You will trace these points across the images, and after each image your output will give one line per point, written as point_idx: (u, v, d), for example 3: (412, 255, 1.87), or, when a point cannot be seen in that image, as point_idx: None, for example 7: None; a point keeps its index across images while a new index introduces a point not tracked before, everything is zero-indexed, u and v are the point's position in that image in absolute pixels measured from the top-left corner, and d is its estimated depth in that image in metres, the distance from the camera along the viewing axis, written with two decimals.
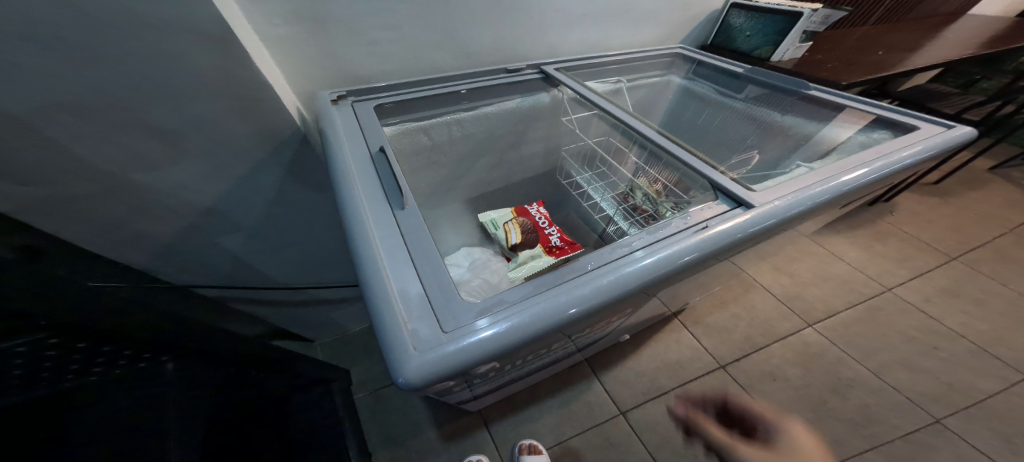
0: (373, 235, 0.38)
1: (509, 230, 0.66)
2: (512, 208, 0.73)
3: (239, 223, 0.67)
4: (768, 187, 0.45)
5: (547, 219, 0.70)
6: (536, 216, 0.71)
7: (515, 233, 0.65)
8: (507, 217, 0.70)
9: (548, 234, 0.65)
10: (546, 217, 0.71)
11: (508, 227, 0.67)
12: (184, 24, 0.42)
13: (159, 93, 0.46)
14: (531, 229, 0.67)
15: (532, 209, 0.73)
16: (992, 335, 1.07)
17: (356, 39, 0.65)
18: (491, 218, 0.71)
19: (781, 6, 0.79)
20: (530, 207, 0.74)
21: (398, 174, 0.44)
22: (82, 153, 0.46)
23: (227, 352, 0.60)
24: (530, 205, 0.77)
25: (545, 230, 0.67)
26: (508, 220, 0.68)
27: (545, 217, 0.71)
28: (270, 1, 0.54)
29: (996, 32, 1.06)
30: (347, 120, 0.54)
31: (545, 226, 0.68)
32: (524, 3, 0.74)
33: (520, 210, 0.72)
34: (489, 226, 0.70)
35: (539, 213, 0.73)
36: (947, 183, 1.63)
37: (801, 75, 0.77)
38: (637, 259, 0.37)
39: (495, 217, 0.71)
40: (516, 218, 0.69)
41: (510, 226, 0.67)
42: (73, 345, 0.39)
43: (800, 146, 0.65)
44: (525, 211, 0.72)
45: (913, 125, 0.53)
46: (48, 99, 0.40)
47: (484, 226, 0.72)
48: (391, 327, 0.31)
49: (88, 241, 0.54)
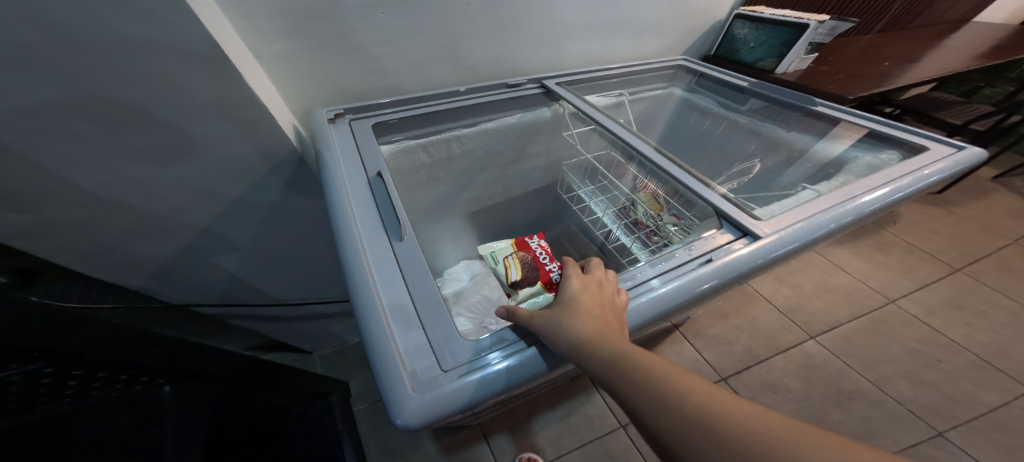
0: (369, 269, 0.36)
1: (509, 265, 0.59)
2: (512, 241, 0.67)
3: (236, 243, 0.66)
4: (773, 215, 0.43)
5: (549, 255, 0.62)
6: (536, 250, 0.64)
7: (515, 268, 0.59)
8: (507, 251, 0.64)
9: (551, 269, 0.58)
10: (547, 252, 0.64)
11: (508, 261, 0.61)
12: (172, 45, 0.40)
13: (152, 115, 0.45)
14: (533, 264, 0.60)
15: (533, 243, 0.66)
16: (997, 348, 1.06)
17: (353, 55, 0.64)
18: (490, 252, 0.66)
19: (786, 17, 0.77)
20: (530, 240, 0.67)
21: (397, 204, 0.44)
22: (72, 179, 0.45)
23: (226, 370, 0.59)
24: (530, 236, 0.70)
25: (546, 264, 0.60)
26: (508, 254, 0.62)
27: (546, 252, 0.64)
28: (264, 19, 0.53)
29: (1002, 41, 1.05)
30: (344, 139, 0.53)
31: (546, 261, 0.61)
32: (524, 17, 0.74)
33: (520, 244, 0.66)
34: (488, 260, 0.65)
35: (540, 248, 0.65)
36: (950, 192, 1.62)
37: (805, 89, 0.76)
38: (652, 289, 0.37)
39: (495, 250, 0.65)
40: (516, 252, 0.62)
41: (510, 261, 0.61)
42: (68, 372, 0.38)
43: (795, 161, 0.66)
44: (525, 245, 0.65)
45: (920, 144, 0.51)
46: (37, 127, 0.39)
47: (484, 260, 0.66)
48: (389, 368, 0.30)
49: (84, 265, 0.53)
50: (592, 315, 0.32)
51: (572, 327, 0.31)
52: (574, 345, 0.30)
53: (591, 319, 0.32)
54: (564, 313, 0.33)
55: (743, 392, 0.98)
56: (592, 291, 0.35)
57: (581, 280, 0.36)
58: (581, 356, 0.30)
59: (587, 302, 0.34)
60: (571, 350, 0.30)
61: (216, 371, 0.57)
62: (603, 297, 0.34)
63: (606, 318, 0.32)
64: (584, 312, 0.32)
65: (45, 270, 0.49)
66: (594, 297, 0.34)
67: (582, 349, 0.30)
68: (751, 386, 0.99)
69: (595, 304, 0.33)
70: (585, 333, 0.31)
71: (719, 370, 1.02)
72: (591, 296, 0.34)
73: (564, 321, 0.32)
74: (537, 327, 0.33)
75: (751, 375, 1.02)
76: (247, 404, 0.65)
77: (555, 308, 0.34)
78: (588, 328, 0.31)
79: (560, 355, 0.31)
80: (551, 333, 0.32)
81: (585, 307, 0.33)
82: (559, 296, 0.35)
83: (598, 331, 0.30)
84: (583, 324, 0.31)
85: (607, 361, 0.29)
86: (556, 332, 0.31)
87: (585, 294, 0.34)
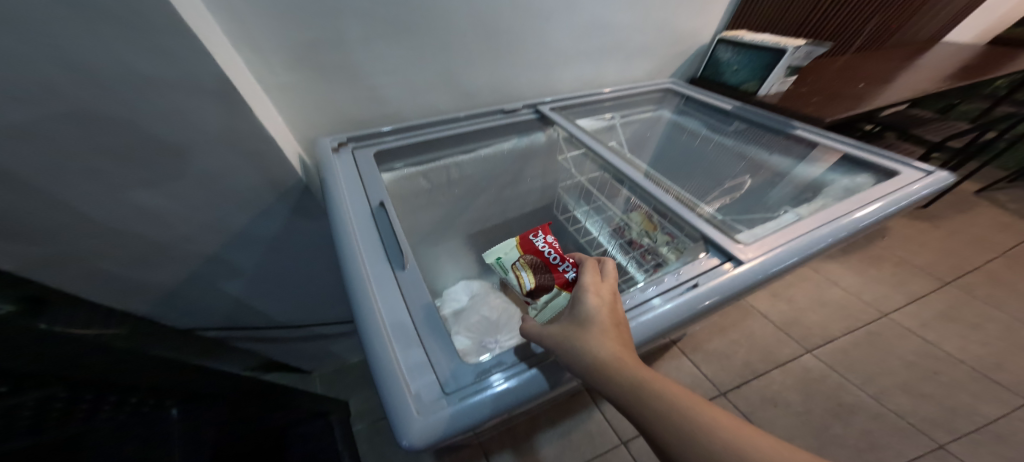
0: (373, 296, 0.38)
1: (519, 276, 0.52)
2: (517, 243, 0.56)
3: (241, 269, 0.69)
4: (754, 239, 0.46)
5: (560, 252, 0.51)
6: (545, 249, 0.52)
7: (528, 278, 0.51)
8: (512, 258, 0.55)
9: (564, 270, 0.48)
10: (559, 248, 0.52)
11: (518, 272, 0.53)
12: (186, 82, 0.43)
13: (167, 149, 0.48)
14: (544, 267, 0.51)
15: (540, 242, 0.53)
16: (993, 360, 1.07)
17: (355, 85, 0.67)
18: (496, 259, 0.57)
19: (766, 42, 0.82)
20: (537, 239, 0.54)
21: (399, 233, 0.45)
22: (85, 211, 0.47)
23: (230, 392, 0.61)
24: (538, 229, 0.56)
25: (560, 265, 0.49)
26: (514, 260, 0.54)
27: (557, 249, 0.52)
28: (271, 54, 0.57)
29: (972, 60, 1.10)
30: (347, 168, 0.56)
31: (557, 260, 0.50)
32: (518, 46, 0.78)
33: (526, 245, 0.55)
34: (500, 269, 0.57)
35: (549, 246, 0.53)
36: (935, 206, 1.66)
37: (785, 113, 0.79)
38: (653, 307, 0.38)
39: (501, 257, 0.57)
40: (522, 256, 0.53)
41: (520, 270, 0.53)
42: (81, 395, 0.40)
43: (777, 182, 0.69)
44: (531, 246, 0.54)
45: (894, 169, 0.53)
46: (58, 163, 0.42)
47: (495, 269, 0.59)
48: (394, 392, 0.31)
49: (93, 293, 0.55)
50: (610, 333, 0.32)
51: (589, 347, 0.31)
52: (593, 367, 0.30)
53: (610, 337, 0.31)
54: (581, 332, 0.32)
55: (744, 407, 0.98)
56: (608, 306, 0.35)
57: (598, 293, 0.35)
58: (600, 378, 0.29)
59: (604, 318, 0.33)
60: (587, 371, 0.30)
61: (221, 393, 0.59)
62: (618, 315, 0.34)
63: (622, 337, 0.32)
64: (601, 329, 0.32)
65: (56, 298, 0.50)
66: (611, 314, 0.34)
67: (600, 371, 0.29)
68: (751, 401, 0.99)
69: (612, 322, 0.33)
70: (604, 353, 0.30)
71: (717, 386, 1.02)
72: (608, 311, 0.34)
73: (581, 339, 0.32)
74: (555, 344, 0.33)
75: (750, 389, 1.02)
76: (250, 425, 0.65)
77: (574, 325, 0.33)
78: (608, 349, 0.30)
79: (578, 375, 0.31)
80: (570, 354, 0.31)
81: (604, 326, 0.32)
82: (576, 311, 0.34)
83: (617, 352, 0.30)
84: (601, 343, 0.31)
85: (626, 386, 0.28)
86: (573, 351, 0.31)
87: (603, 311, 0.34)
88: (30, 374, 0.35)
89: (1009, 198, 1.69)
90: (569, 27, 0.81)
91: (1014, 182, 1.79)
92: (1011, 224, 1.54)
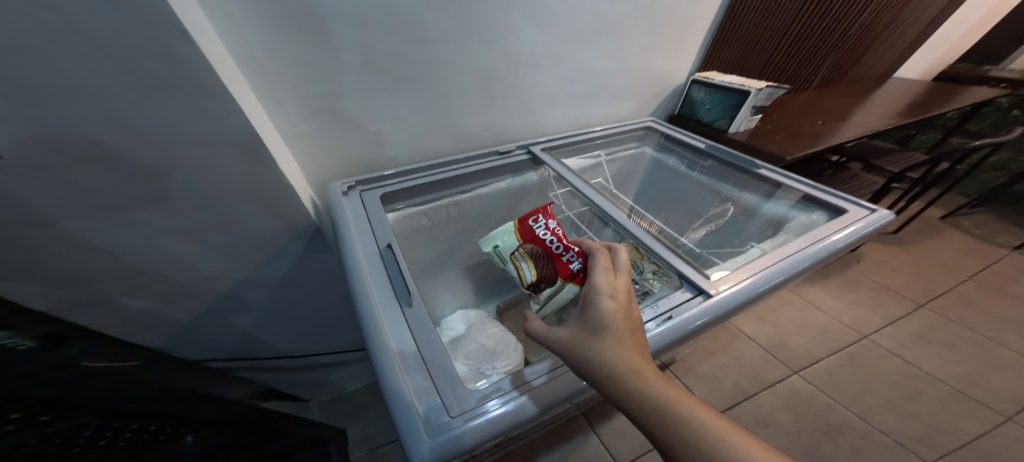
0: (383, 330, 0.43)
1: (520, 267, 0.54)
2: (516, 230, 0.56)
3: (251, 303, 0.74)
4: (722, 275, 0.53)
5: (562, 242, 0.50)
6: (546, 239, 0.52)
7: (529, 270, 0.53)
8: (512, 246, 0.56)
9: (568, 261, 0.49)
10: (560, 235, 0.52)
11: (519, 262, 0.54)
12: (219, 137, 0.50)
13: (197, 198, 0.54)
14: (545, 256, 0.52)
15: (540, 231, 0.53)
16: (970, 378, 1.12)
17: (361, 131, 0.74)
18: (495, 248, 0.59)
19: (733, 84, 0.91)
20: (536, 227, 0.54)
21: (406, 273, 0.50)
22: (114, 250, 0.53)
23: (229, 416, 0.65)
24: (536, 215, 0.56)
25: (562, 254, 0.50)
26: (514, 251, 0.55)
27: (559, 238, 0.51)
28: (290, 108, 0.64)
29: (918, 96, 1.21)
30: (356, 211, 0.61)
31: (560, 250, 0.50)
32: (511, 92, 0.86)
33: (526, 232, 0.55)
34: (498, 258, 0.59)
35: (549, 233, 0.53)
36: (906, 231, 1.74)
37: (752, 150, 0.87)
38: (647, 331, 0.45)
39: (499, 245, 0.58)
40: (523, 246, 0.54)
41: (521, 260, 0.54)
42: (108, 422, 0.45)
43: (749, 217, 0.77)
44: (531, 235, 0.54)
45: (843, 207, 0.61)
46: (99, 210, 0.49)
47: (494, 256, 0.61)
48: (405, 416, 0.35)
49: (115, 329, 0.60)
50: (624, 341, 0.35)
51: (604, 354, 0.35)
52: (611, 374, 0.34)
53: (626, 347, 0.35)
54: (597, 339, 0.36)
55: None
56: (624, 309, 0.38)
57: (612, 297, 0.39)
58: (615, 383, 0.34)
59: (620, 325, 0.36)
60: (601, 376, 0.34)
61: (223, 417, 0.63)
62: (631, 320, 0.38)
63: (636, 343, 0.36)
64: (617, 338, 0.36)
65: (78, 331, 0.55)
66: (626, 322, 0.37)
67: (617, 377, 0.34)
68: (743, 422, 1.02)
69: (627, 329, 0.36)
70: (619, 362, 0.34)
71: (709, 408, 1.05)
72: (623, 317, 0.37)
73: (598, 347, 0.36)
74: (567, 350, 0.37)
75: (741, 410, 1.05)
76: (262, 450, 0.69)
77: (590, 332, 0.37)
78: (624, 359, 0.34)
79: (594, 379, 0.35)
80: (588, 359, 0.36)
81: (620, 334, 0.36)
82: (592, 316, 0.38)
83: (633, 362, 0.34)
84: (615, 351, 0.35)
85: (640, 395, 0.32)
86: (591, 358, 0.35)
87: (618, 318, 0.37)
88: (66, 404, 0.41)
89: (973, 224, 1.80)
90: (556, 74, 0.89)
91: (976, 207, 1.90)
92: (975, 249, 1.63)
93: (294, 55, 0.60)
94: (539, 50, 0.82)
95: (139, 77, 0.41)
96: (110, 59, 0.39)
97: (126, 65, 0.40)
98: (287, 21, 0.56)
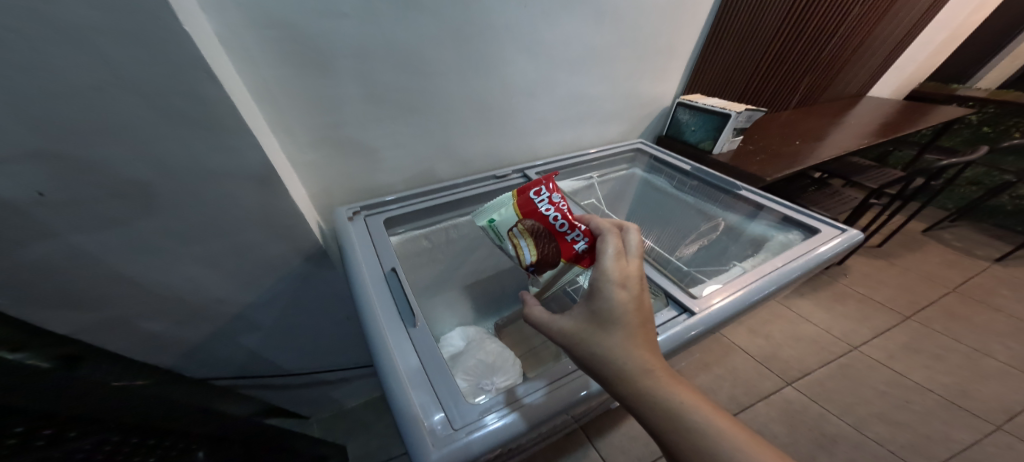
0: (390, 349, 0.46)
1: (521, 248, 0.51)
2: (515, 203, 0.52)
3: (259, 324, 0.77)
4: (706, 293, 0.56)
5: (568, 220, 0.48)
6: (548, 215, 0.49)
7: (530, 249, 0.51)
8: (510, 222, 0.52)
9: (573, 241, 0.48)
10: (564, 211, 0.49)
11: (518, 242, 0.51)
12: (238, 171, 0.54)
13: (213, 227, 0.58)
14: (547, 234, 0.50)
15: (542, 206, 0.49)
16: (958, 388, 1.15)
17: (366, 160, 0.79)
18: (490, 222, 0.54)
19: (714, 108, 0.96)
20: (538, 201, 0.50)
21: (410, 296, 0.54)
22: (135, 277, 0.57)
23: (235, 433, 0.68)
24: (539, 187, 0.51)
25: (567, 233, 0.49)
26: (513, 229, 0.51)
27: (563, 214, 0.49)
28: (301, 140, 0.69)
29: (890, 115, 1.28)
30: (361, 235, 0.65)
31: (565, 229, 0.48)
32: (506, 119, 0.92)
33: (525, 206, 0.51)
34: (493, 235, 0.55)
35: (552, 209, 0.49)
36: (891, 243, 1.80)
37: (734, 171, 0.93)
38: None
39: (496, 219, 0.53)
40: (523, 223, 0.51)
41: (520, 239, 0.51)
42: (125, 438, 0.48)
43: (735, 236, 0.82)
44: (531, 209, 0.50)
45: (816, 227, 0.67)
46: (123, 240, 0.53)
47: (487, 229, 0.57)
48: (413, 429, 0.39)
49: (130, 350, 0.64)
50: (634, 336, 0.38)
51: (614, 346, 0.38)
52: (619, 366, 0.37)
53: (636, 343, 0.37)
54: (607, 333, 0.39)
55: None
56: (635, 302, 0.40)
57: (623, 289, 0.40)
58: (621, 374, 0.37)
59: (630, 320, 0.39)
60: (609, 367, 0.38)
61: (228, 434, 0.66)
62: (640, 312, 0.40)
63: (645, 337, 0.39)
64: (627, 333, 0.38)
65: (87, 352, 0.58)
66: (637, 316, 0.39)
67: (625, 368, 0.37)
68: None
69: (637, 324, 0.39)
70: (628, 355, 0.37)
71: None
72: (634, 310, 0.39)
73: (607, 340, 0.38)
74: (576, 341, 0.40)
75: None
76: None
77: (601, 326, 0.39)
78: (633, 353, 0.37)
79: (602, 368, 0.38)
80: (598, 350, 0.38)
81: (631, 328, 0.38)
82: (605, 309, 0.39)
83: (643, 360, 0.37)
84: (625, 345, 0.38)
85: (645, 387, 0.36)
86: (601, 351, 0.38)
87: (630, 313, 0.39)
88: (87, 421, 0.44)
89: (953, 237, 1.87)
90: (549, 101, 0.95)
91: (955, 220, 1.98)
92: (956, 261, 1.69)
93: (304, 90, 0.65)
94: (532, 79, 0.88)
95: (170, 116, 0.45)
96: (147, 101, 0.43)
97: (160, 105, 0.44)
98: (299, 60, 0.61)
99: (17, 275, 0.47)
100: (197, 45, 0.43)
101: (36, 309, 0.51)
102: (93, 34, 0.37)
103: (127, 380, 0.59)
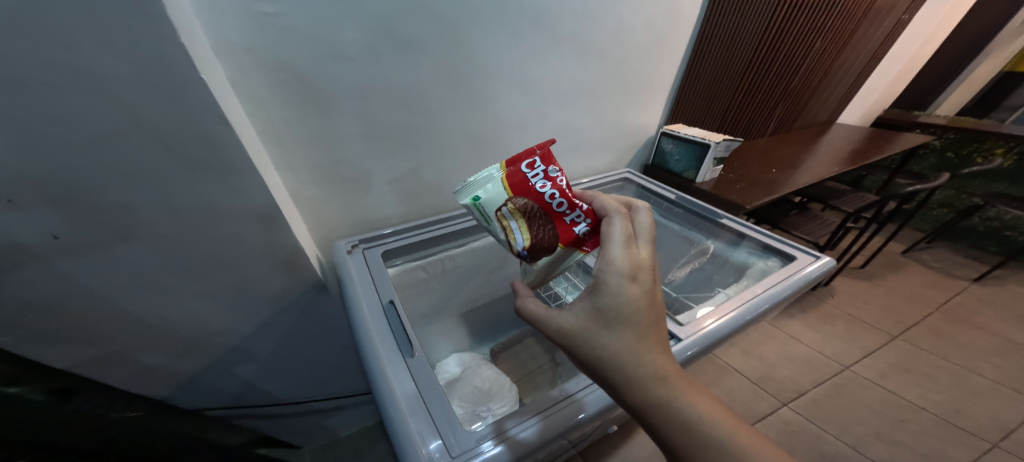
0: (389, 377, 0.48)
1: (515, 232, 0.50)
2: (505, 179, 0.49)
3: (257, 355, 0.78)
4: (692, 321, 0.58)
5: (568, 197, 0.49)
6: (545, 194, 0.49)
7: (522, 233, 0.50)
8: (499, 200, 0.49)
9: (573, 222, 0.51)
10: (561, 190, 0.49)
11: (509, 224, 0.50)
12: (244, 211, 0.57)
13: (217, 261, 0.61)
14: (542, 215, 0.50)
15: (537, 182, 0.49)
16: (950, 406, 1.16)
17: (364, 194, 0.83)
18: (475, 200, 0.50)
19: (695, 138, 1.02)
20: (532, 177, 0.49)
21: (409, 327, 0.56)
22: (137, 312, 0.59)
23: None
24: (531, 160, 0.50)
25: (566, 214, 0.50)
26: (503, 209, 0.49)
27: (562, 193, 0.49)
28: (303, 177, 0.73)
29: (861, 142, 1.36)
30: (360, 268, 0.68)
31: (564, 209, 0.50)
32: (498, 152, 0.97)
33: (517, 182, 0.49)
34: (479, 217, 0.51)
35: (548, 186, 0.49)
36: (873, 263, 1.85)
37: (717, 199, 0.98)
38: None
39: (481, 197, 0.50)
40: (514, 201, 0.49)
41: (512, 220, 0.50)
42: None
43: (719, 261, 0.86)
44: (524, 187, 0.49)
45: (793, 254, 0.71)
46: (128, 276, 0.55)
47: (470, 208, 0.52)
48: (412, 457, 0.40)
49: (127, 383, 0.65)
50: (645, 338, 0.40)
51: (622, 345, 0.40)
52: (631, 367, 0.39)
53: (650, 345, 0.40)
54: (615, 331, 0.41)
55: None
56: (646, 297, 0.42)
57: (632, 285, 0.42)
58: (630, 373, 0.39)
59: (642, 321, 0.41)
60: (617, 364, 0.40)
61: None
62: (652, 312, 0.42)
63: (657, 339, 0.41)
64: (639, 335, 0.40)
65: (86, 386, 0.59)
66: (649, 317, 0.41)
67: (634, 367, 0.39)
68: None
69: (649, 326, 0.41)
70: (637, 355, 0.40)
71: None
72: (645, 309, 0.41)
73: (615, 338, 0.40)
74: (581, 336, 0.42)
75: None
76: None
77: (609, 325, 0.41)
78: (646, 357, 0.40)
79: (608, 365, 0.40)
80: (604, 349, 0.41)
81: (644, 328, 0.41)
82: (613, 306, 0.41)
83: (656, 364, 0.39)
84: (636, 346, 0.40)
85: (654, 391, 0.38)
86: (608, 347, 0.40)
87: (642, 315, 0.41)
88: None
89: (931, 257, 1.93)
90: (538, 134, 1.01)
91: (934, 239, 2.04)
92: (938, 281, 1.73)
93: (305, 128, 0.69)
94: (522, 114, 0.94)
95: (185, 161, 0.49)
96: (165, 150, 0.47)
97: (174, 148, 0.47)
98: (303, 103, 0.66)
99: (24, 312, 0.49)
100: (213, 93, 0.47)
101: (41, 345, 0.53)
102: (118, 88, 0.40)
103: (117, 413, 0.61)
